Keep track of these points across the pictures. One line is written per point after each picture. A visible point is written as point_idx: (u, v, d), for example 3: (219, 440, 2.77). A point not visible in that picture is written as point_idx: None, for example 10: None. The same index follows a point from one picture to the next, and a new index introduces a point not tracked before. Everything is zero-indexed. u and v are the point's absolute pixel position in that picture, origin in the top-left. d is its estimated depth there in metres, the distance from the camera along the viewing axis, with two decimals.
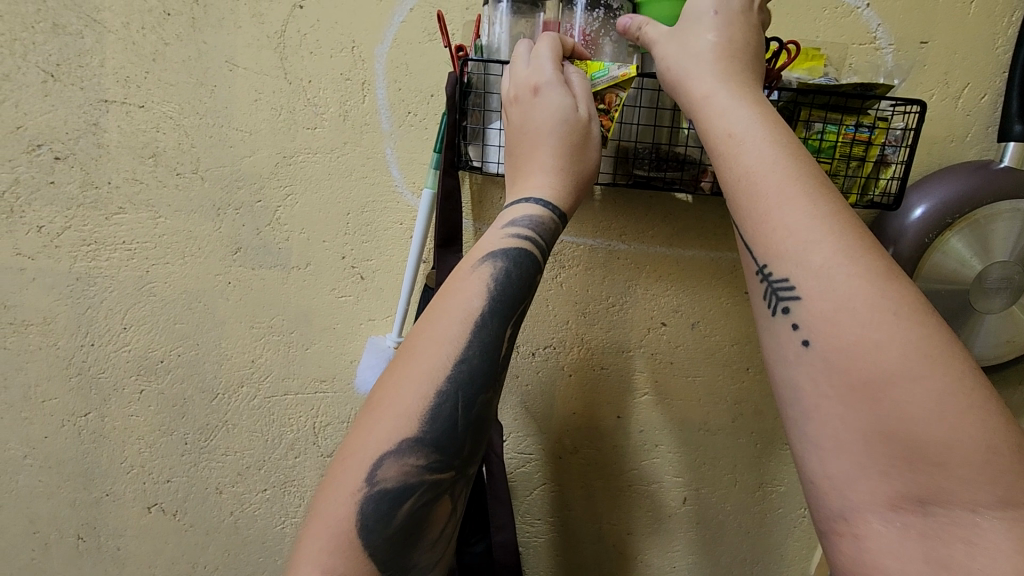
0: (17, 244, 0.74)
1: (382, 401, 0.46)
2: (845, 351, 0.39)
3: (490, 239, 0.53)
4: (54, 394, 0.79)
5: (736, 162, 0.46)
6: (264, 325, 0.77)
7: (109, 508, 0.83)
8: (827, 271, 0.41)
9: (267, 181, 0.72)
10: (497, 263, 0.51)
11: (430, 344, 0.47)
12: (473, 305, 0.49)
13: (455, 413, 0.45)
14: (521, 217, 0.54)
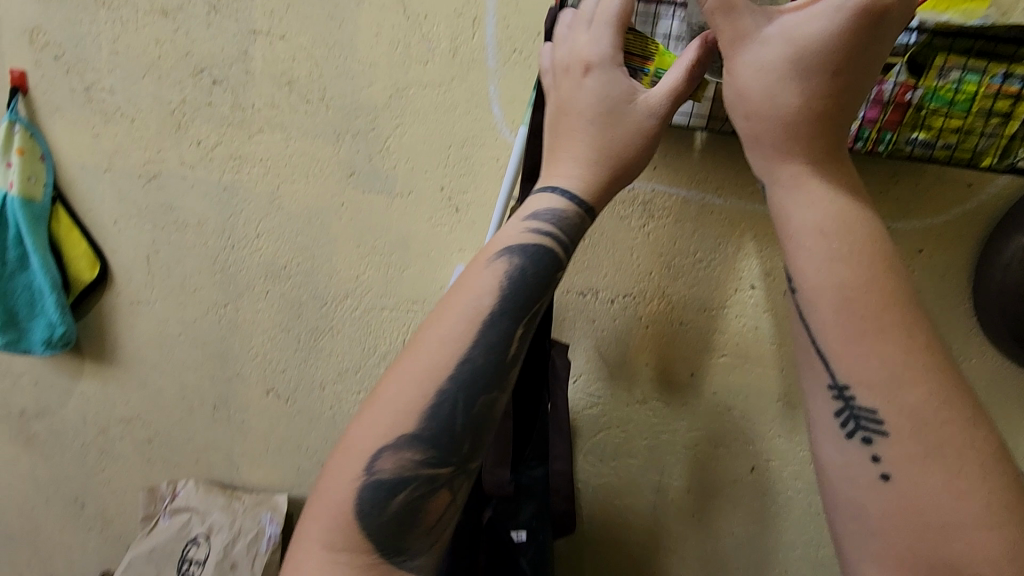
0: (182, 155, 0.87)
1: (381, 405, 0.50)
2: (911, 479, 0.44)
3: (509, 232, 0.56)
4: (202, 286, 0.94)
5: (824, 271, 0.48)
6: (368, 245, 0.85)
7: (238, 387, 0.98)
8: (903, 407, 0.45)
9: (381, 111, 0.78)
10: (510, 260, 0.54)
11: (437, 340, 0.51)
12: (483, 305, 0.52)
13: (454, 413, 0.50)
14: (543, 211, 0.57)
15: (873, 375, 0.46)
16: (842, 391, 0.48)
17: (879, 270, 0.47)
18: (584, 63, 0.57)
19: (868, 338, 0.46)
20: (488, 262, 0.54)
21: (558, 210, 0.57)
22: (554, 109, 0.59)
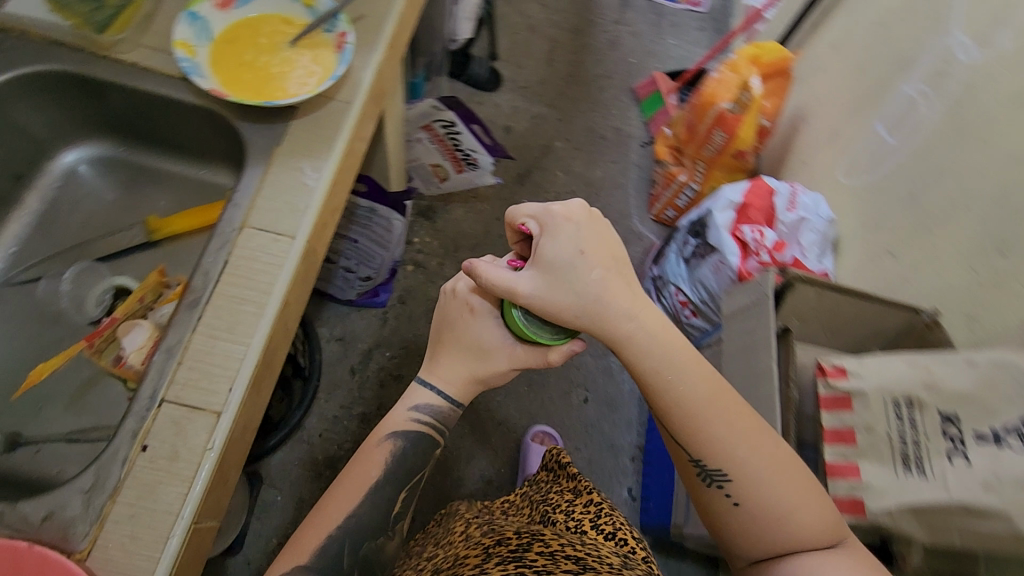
0: None
1: (310, 536, 0.81)
2: (687, 408, 0.71)
3: (394, 421, 0.93)
4: None
5: (604, 301, 0.71)
6: None
7: None
8: (607, 299, 0.72)
9: None
10: (395, 440, 0.91)
11: (353, 482, 0.86)
12: (371, 475, 0.87)
13: (373, 517, 0.85)
14: (421, 406, 0.93)
15: (688, 408, 0.71)
16: (700, 464, 0.72)
17: (621, 278, 0.73)
18: (472, 307, 0.85)
19: (659, 367, 0.72)
20: (385, 439, 0.91)
21: (434, 404, 0.92)
22: (434, 336, 0.92)
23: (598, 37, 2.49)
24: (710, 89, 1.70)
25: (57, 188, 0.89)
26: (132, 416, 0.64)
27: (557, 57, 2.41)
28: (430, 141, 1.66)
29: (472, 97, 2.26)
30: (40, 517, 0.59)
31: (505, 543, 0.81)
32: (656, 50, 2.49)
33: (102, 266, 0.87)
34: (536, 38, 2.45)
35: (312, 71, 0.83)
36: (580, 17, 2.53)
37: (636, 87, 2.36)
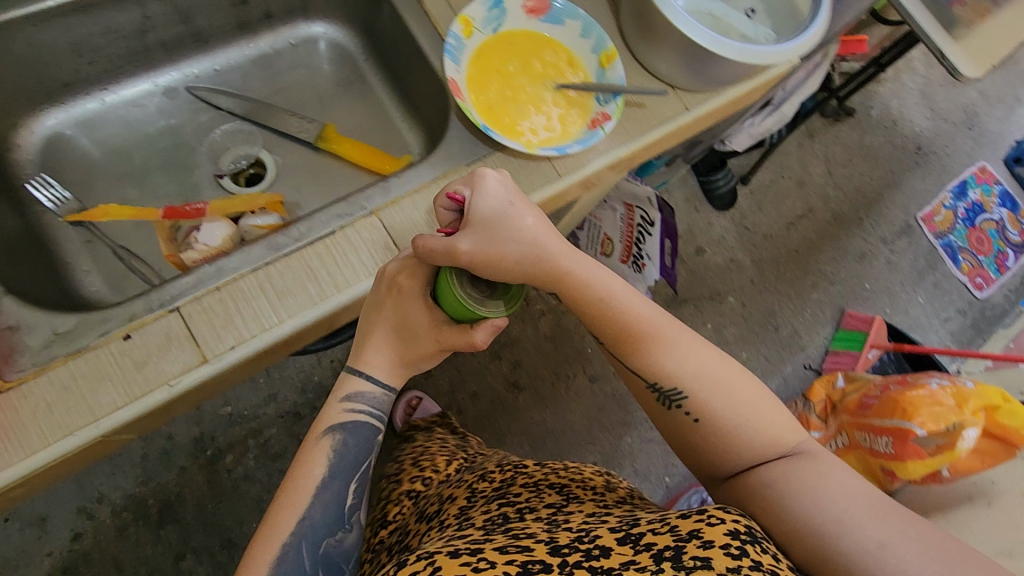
0: None
1: (262, 552, 0.66)
2: (629, 328, 0.66)
3: (332, 413, 0.73)
4: None
5: (525, 227, 0.63)
6: None
7: None
8: (533, 228, 0.64)
9: None
10: (337, 434, 0.72)
11: (300, 487, 0.69)
12: (314, 475, 0.70)
13: (336, 525, 0.69)
14: (360, 395, 0.73)
15: (631, 325, 0.66)
16: (656, 387, 0.66)
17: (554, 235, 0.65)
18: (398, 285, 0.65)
19: (598, 282, 0.66)
20: (322, 436, 0.71)
21: (367, 389, 0.73)
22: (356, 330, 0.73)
23: (854, 238, 2.15)
24: (911, 395, 1.25)
25: (290, 45, 0.89)
26: (143, 301, 0.61)
27: (800, 226, 2.13)
28: (620, 219, 1.53)
29: (694, 200, 2.08)
30: (7, 324, 0.58)
31: (487, 478, 0.82)
32: (900, 295, 2.10)
33: (264, 132, 0.86)
34: (798, 194, 2.18)
35: (549, 124, 0.73)
36: (853, 207, 2.19)
37: (848, 313, 2.01)
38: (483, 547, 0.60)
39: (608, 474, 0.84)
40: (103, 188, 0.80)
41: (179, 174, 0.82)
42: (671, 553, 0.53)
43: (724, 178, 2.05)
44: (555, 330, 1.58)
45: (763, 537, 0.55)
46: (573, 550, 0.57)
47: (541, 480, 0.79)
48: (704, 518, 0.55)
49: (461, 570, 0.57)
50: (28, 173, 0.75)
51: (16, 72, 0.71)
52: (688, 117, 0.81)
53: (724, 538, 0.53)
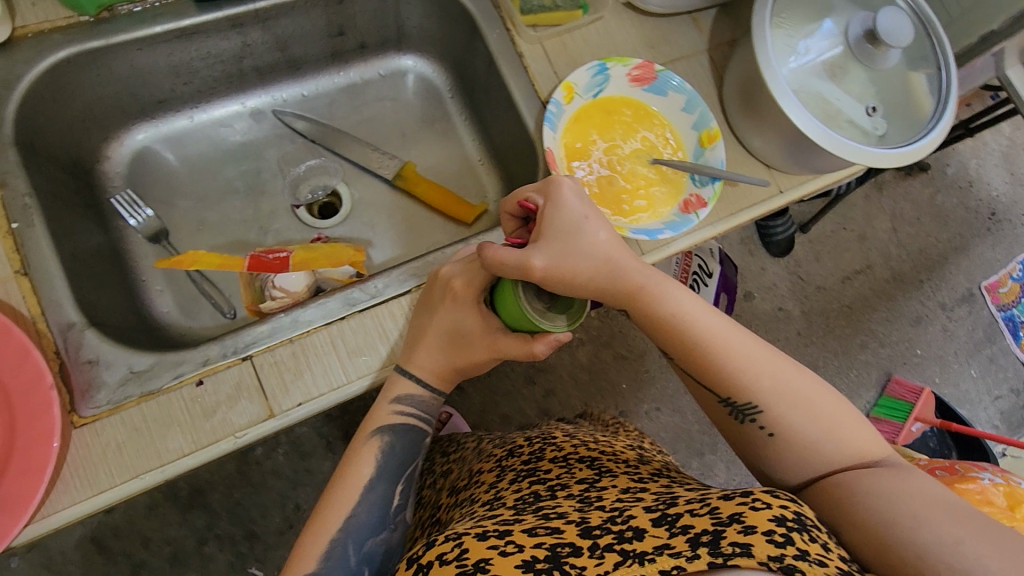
0: None
1: (304, 554, 0.58)
2: (695, 336, 0.57)
3: (381, 414, 0.64)
4: None
5: (585, 233, 0.56)
6: None
7: None
8: (598, 238, 0.57)
9: None
10: (384, 436, 0.64)
11: (347, 485, 0.61)
12: (362, 473, 0.62)
13: (384, 522, 0.61)
14: (411, 400, 0.65)
15: (697, 335, 0.57)
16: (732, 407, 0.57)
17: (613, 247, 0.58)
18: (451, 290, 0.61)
19: (646, 277, 0.58)
20: (369, 436, 0.63)
21: (417, 393, 0.65)
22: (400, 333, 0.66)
23: (912, 300, 1.62)
24: (959, 486, 1.08)
25: (379, 76, 0.87)
26: (219, 346, 0.61)
27: (855, 282, 1.62)
28: (673, 263, 1.29)
29: (749, 243, 1.60)
30: (87, 358, 0.58)
31: (514, 457, 0.70)
32: (951, 365, 1.60)
33: (345, 164, 0.85)
34: (857, 248, 1.64)
35: (638, 199, 0.71)
36: (912, 267, 1.64)
37: (895, 379, 1.55)
38: (512, 528, 0.52)
39: (641, 450, 0.72)
40: (184, 207, 0.79)
41: (258, 200, 0.82)
42: (708, 537, 0.43)
43: (785, 226, 1.56)
44: (591, 362, 1.38)
45: (816, 525, 0.43)
46: (606, 532, 0.48)
47: (574, 451, 0.68)
48: (749, 501, 0.44)
49: (484, 554, 0.49)
50: (115, 187, 0.76)
51: (113, 90, 0.71)
52: (781, 200, 0.77)
53: (769, 524, 0.42)
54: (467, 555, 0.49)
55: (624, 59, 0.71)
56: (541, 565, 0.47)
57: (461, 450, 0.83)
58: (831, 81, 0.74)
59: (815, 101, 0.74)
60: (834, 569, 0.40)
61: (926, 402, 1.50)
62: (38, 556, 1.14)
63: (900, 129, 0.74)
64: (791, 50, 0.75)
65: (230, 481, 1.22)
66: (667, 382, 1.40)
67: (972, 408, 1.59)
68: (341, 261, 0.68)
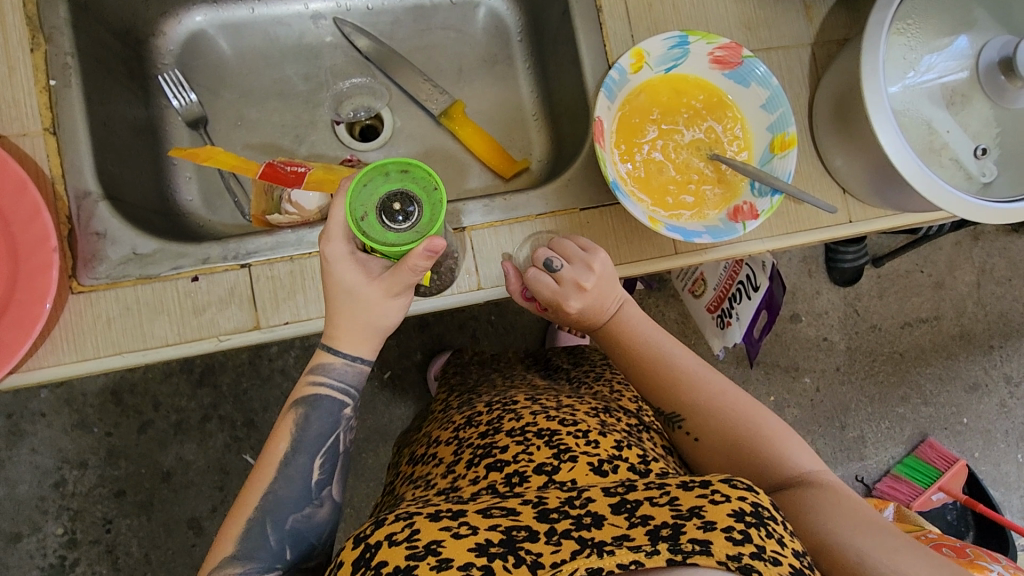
0: None
1: (226, 535, 0.55)
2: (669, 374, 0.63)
3: (305, 389, 0.59)
4: None
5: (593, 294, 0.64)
6: None
7: None
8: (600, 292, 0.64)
9: None
10: (302, 412, 0.58)
11: (270, 461, 0.57)
12: (279, 449, 0.57)
13: (302, 502, 0.57)
14: (331, 378, 0.59)
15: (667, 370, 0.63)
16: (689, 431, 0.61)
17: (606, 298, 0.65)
18: (330, 256, 0.54)
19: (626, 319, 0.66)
20: (286, 408, 0.58)
21: (333, 367, 0.58)
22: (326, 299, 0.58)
23: (974, 365, 1.48)
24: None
25: (450, 3, 0.83)
26: (221, 248, 0.60)
27: (917, 330, 1.48)
28: (721, 266, 1.20)
29: (812, 262, 1.47)
30: (96, 230, 0.59)
31: (473, 425, 0.65)
32: (996, 442, 1.47)
33: (393, 89, 0.81)
34: (930, 295, 1.49)
35: (685, 193, 0.65)
36: (986, 329, 1.49)
37: (929, 442, 1.43)
38: (467, 507, 0.47)
39: (605, 412, 0.65)
40: (228, 98, 0.78)
41: (301, 108, 0.79)
42: (669, 532, 0.42)
43: (856, 255, 1.43)
44: None
45: (773, 516, 0.44)
46: (564, 516, 0.45)
47: (538, 415, 0.62)
48: (709, 494, 0.44)
49: (436, 536, 0.45)
50: (165, 64, 0.76)
51: None
52: (847, 231, 0.70)
53: (727, 520, 0.42)
54: (418, 536, 0.45)
55: (710, 35, 0.62)
56: (495, 550, 0.43)
57: (432, 419, 0.78)
58: (944, 110, 0.65)
59: (916, 128, 0.65)
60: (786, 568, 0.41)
61: (956, 474, 1.39)
62: (63, 392, 1.23)
63: (1010, 182, 0.64)
64: (907, 64, 0.66)
65: (242, 370, 1.26)
66: None
67: (1006, 492, 1.46)
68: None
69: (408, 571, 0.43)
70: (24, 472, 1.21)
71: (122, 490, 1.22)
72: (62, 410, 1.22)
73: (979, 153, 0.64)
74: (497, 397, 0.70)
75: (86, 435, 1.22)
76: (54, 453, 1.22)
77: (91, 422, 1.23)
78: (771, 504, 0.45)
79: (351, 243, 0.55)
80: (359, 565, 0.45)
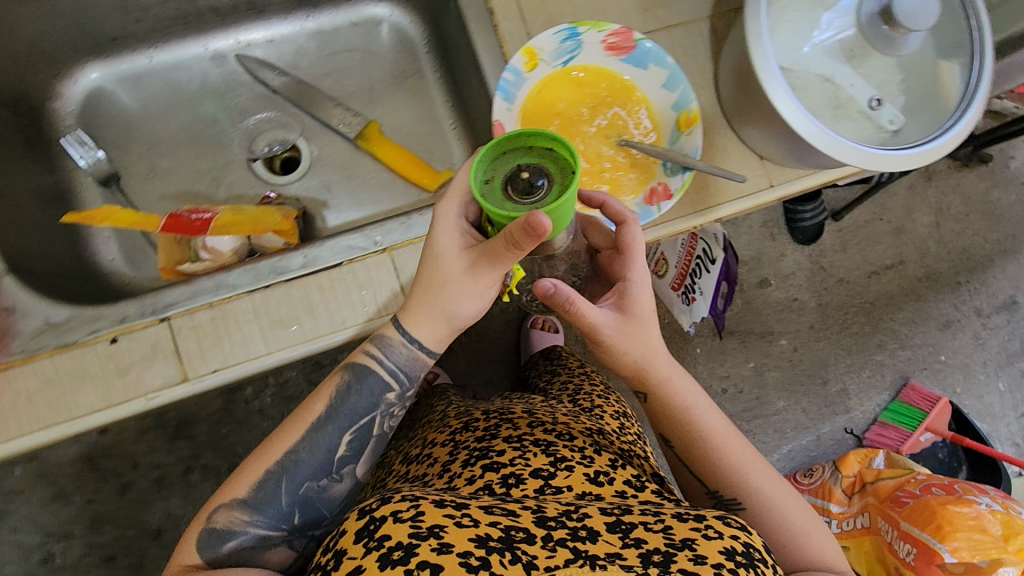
0: None
1: (238, 482, 0.55)
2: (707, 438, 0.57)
3: (364, 357, 0.58)
4: None
5: (633, 318, 0.55)
6: None
7: None
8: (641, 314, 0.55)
9: None
10: (347, 379, 0.58)
11: (296, 426, 0.57)
12: (314, 409, 0.57)
13: (322, 466, 0.56)
14: (399, 355, 0.58)
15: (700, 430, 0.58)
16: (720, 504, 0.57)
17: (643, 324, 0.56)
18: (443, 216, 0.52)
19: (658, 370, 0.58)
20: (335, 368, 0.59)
21: (394, 343, 0.58)
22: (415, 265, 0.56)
23: (943, 303, 1.50)
24: (951, 508, 1.08)
25: (351, 25, 0.82)
26: (137, 305, 0.59)
27: (883, 278, 1.50)
28: (679, 243, 1.20)
29: (772, 226, 1.48)
30: (4, 305, 0.58)
31: (468, 431, 0.65)
32: (976, 375, 1.48)
33: (305, 118, 0.81)
34: (891, 242, 1.51)
35: (600, 182, 0.65)
36: (951, 267, 1.51)
37: (911, 385, 1.45)
38: (470, 501, 0.46)
39: (599, 434, 0.66)
40: (137, 151, 0.77)
41: (212, 150, 0.78)
42: (660, 558, 0.42)
43: (814, 212, 1.44)
44: None
45: (764, 560, 0.43)
46: (560, 524, 0.44)
47: (535, 428, 0.62)
48: (703, 529, 0.44)
49: (439, 520, 0.43)
50: (67, 126, 0.75)
51: (58, 24, 0.68)
52: (769, 196, 0.70)
53: (719, 556, 0.42)
54: (422, 518, 0.43)
55: (599, 23, 0.64)
56: (493, 545, 0.42)
57: (424, 425, 0.77)
58: (844, 64, 0.65)
59: (817, 85, 0.65)
60: None
61: (940, 412, 1.40)
62: (38, 466, 1.21)
63: (922, 123, 0.65)
64: (801, 24, 0.66)
65: (218, 418, 1.24)
66: None
67: (993, 422, 1.47)
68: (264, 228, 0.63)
69: (408, 552, 0.41)
70: (9, 552, 1.19)
71: (112, 554, 1.20)
72: (38, 485, 1.20)
73: (874, 104, 0.65)
74: (496, 407, 0.71)
75: (67, 505, 1.20)
76: (37, 527, 1.19)
77: (71, 492, 1.20)
78: (761, 547, 0.45)
79: (464, 209, 0.52)
80: (361, 537, 0.43)
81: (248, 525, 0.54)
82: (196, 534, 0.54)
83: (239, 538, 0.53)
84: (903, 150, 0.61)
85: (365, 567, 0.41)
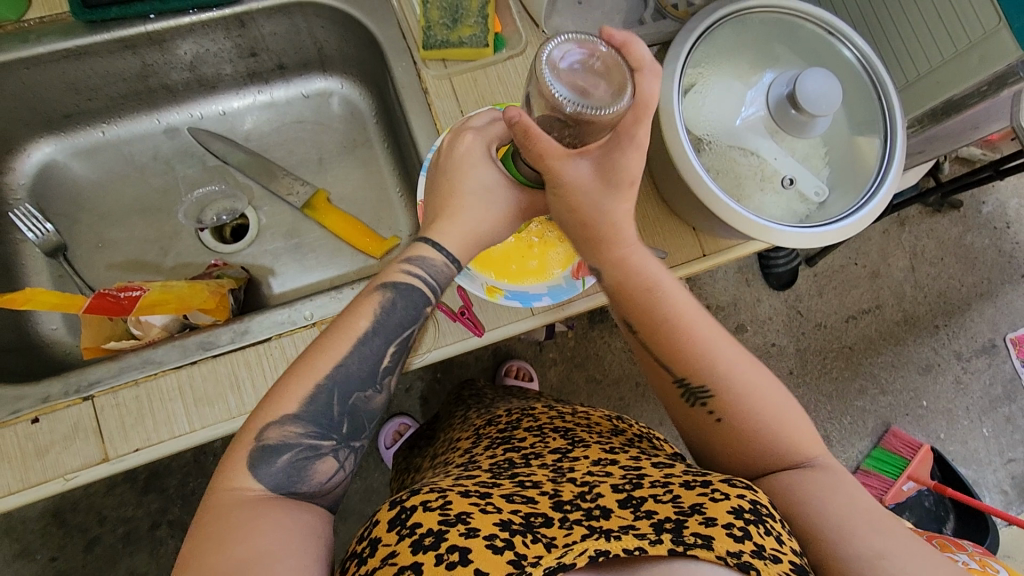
0: None
1: (286, 394, 0.46)
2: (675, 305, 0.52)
3: (391, 271, 0.52)
4: None
5: (569, 163, 0.48)
6: None
7: None
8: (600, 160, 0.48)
9: None
10: (384, 293, 0.51)
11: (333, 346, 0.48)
12: (358, 324, 0.49)
13: (361, 381, 0.48)
14: (425, 263, 0.52)
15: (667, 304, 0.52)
16: (691, 394, 0.51)
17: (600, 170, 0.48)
18: (466, 150, 0.53)
19: (608, 226, 0.51)
20: (370, 287, 0.51)
21: (429, 255, 0.52)
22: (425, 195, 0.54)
23: (922, 347, 1.40)
24: None
25: (302, 97, 0.85)
26: (62, 384, 0.60)
27: (861, 322, 1.40)
28: None
29: (747, 271, 1.38)
30: None
31: (493, 425, 0.64)
32: (959, 420, 1.38)
33: (254, 187, 0.83)
34: (867, 286, 1.41)
35: (528, 259, 0.66)
36: (930, 312, 1.41)
37: (893, 431, 1.35)
38: (492, 490, 0.44)
39: (617, 419, 0.64)
40: (87, 223, 0.79)
41: (161, 220, 0.81)
42: (672, 525, 0.39)
43: (787, 259, 1.34)
44: (562, 384, 1.29)
45: (771, 515, 0.41)
46: (575, 507, 0.42)
47: (554, 417, 0.61)
48: (709, 492, 0.42)
49: (466, 507, 0.41)
50: (18, 200, 0.76)
51: (11, 106, 0.70)
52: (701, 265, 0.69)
53: (728, 517, 0.39)
54: (449, 505, 0.41)
55: None
56: (516, 528, 0.40)
57: (450, 428, 0.77)
58: (768, 139, 0.67)
59: (740, 158, 0.67)
60: (788, 565, 0.38)
61: (923, 460, 1.31)
62: None
63: (843, 193, 0.66)
64: (729, 99, 0.68)
65: (189, 470, 1.18)
66: (639, 413, 1.29)
67: (979, 469, 1.36)
68: (190, 306, 0.67)
69: (438, 537, 0.39)
70: None
71: None
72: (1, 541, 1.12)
73: (786, 182, 0.66)
74: (516, 406, 0.70)
75: (29, 564, 1.12)
76: None
77: (34, 549, 1.12)
78: (768, 502, 0.42)
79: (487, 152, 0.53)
80: (394, 526, 0.41)
81: (303, 438, 0.46)
82: (236, 456, 0.45)
83: (294, 451, 0.45)
84: (813, 227, 0.62)
85: (398, 552, 0.39)
